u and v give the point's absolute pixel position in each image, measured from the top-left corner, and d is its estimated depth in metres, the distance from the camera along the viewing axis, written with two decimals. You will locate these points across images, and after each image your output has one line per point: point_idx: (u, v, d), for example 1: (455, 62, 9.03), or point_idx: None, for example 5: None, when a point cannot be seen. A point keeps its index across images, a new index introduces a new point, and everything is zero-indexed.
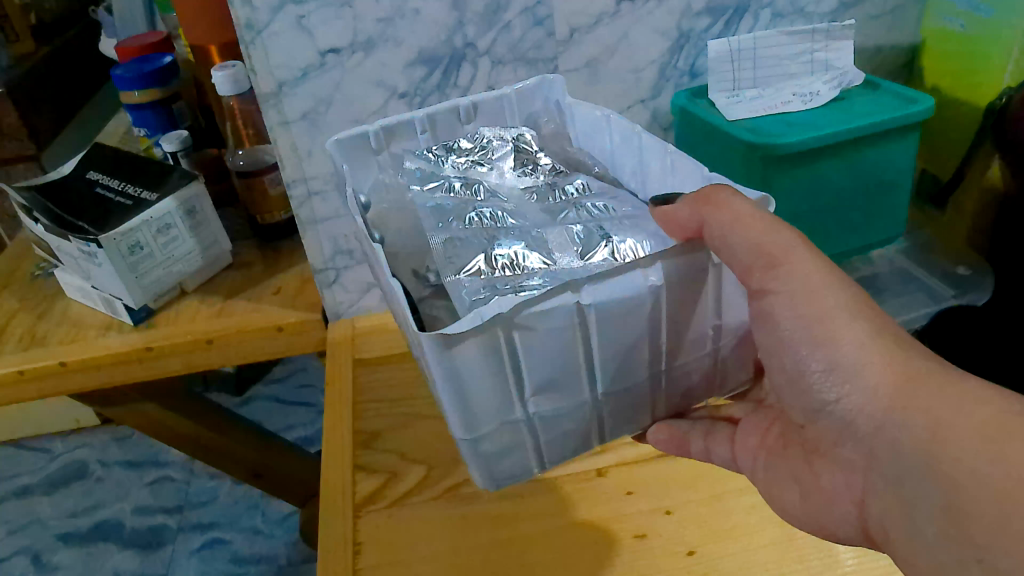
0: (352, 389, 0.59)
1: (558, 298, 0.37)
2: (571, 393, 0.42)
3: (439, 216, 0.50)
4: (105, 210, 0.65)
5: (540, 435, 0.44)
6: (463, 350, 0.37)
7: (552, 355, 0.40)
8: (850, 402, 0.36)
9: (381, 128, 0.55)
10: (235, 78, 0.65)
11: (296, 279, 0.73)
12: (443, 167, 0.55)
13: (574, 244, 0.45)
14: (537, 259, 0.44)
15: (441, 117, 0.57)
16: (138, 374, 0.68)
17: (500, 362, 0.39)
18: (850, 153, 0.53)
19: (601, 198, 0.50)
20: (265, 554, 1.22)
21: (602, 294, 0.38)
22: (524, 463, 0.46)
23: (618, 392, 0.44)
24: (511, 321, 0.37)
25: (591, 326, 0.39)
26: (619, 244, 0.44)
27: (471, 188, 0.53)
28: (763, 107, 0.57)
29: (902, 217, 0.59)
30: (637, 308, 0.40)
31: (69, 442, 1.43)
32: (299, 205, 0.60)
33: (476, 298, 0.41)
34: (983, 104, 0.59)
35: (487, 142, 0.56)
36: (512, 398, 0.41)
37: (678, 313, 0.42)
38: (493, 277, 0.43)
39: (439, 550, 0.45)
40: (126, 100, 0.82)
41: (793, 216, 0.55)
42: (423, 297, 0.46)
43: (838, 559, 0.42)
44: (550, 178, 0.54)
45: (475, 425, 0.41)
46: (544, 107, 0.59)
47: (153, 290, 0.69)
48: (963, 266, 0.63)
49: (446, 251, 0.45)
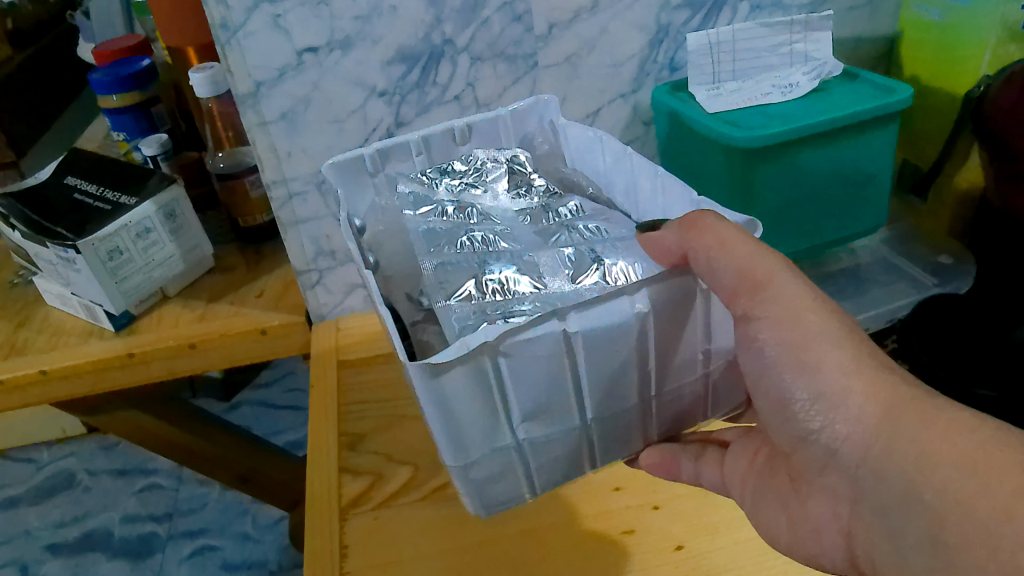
0: (337, 390, 0.59)
1: (544, 325, 0.37)
2: (561, 417, 0.42)
3: (431, 240, 0.49)
4: (84, 216, 0.65)
5: (530, 462, 0.43)
6: (453, 376, 0.36)
7: (542, 381, 0.39)
8: (832, 431, 0.35)
9: (377, 151, 0.54)
10: (214, 79, 0.65)
11: (280, 282, 0.72)
12: (437, 189, 0.54)
13: (565, 267, 0.45)
14: (527, 283, 0.44)
15: (436, 139, 0.56)
16: (121, 381, 0.67)
17: (485, 385, 0.38)
18: (830, 143, 0.53)
19: (595, 219, 0.50)
20: (257, 558, 1.21)
21: (589, 322, 0.38)
22: (513, 486, 0.44)
23: (607, 417, 0.43)
24: (499, 349, 0.37)
25: (578, 354, 0.39)
26: (610, 266, 0.44)
27: (465, 211, 0.52)
28: (743, 98, 0.56)
29: (883, 210, 0.58)
30: (625, 335, 0.40)
31: (55, 452, 1.41)
32: (279, 207, 0.59)
33: (465, 324, 0.41)
34: (961, 92, 0.59)
35: (481, 163, 0.56)
36: (499, 422, 0.40)
37: (666, 337, 0.41)
38: (484, 302, 0.43)
39: (427, 552, 0.45)
40: (104, 105, 0.82)
41: (769, 211, 0.55)
42: (415, 322, 0.46)
43: None
44: (543, 201, 0.54)
45: (465, 449, 0.40)
46: (539, 128, 0.59)
47: (134, 295, 0.68)
48: (946, 255, 0.62)
49: (437, 278, 0.45)
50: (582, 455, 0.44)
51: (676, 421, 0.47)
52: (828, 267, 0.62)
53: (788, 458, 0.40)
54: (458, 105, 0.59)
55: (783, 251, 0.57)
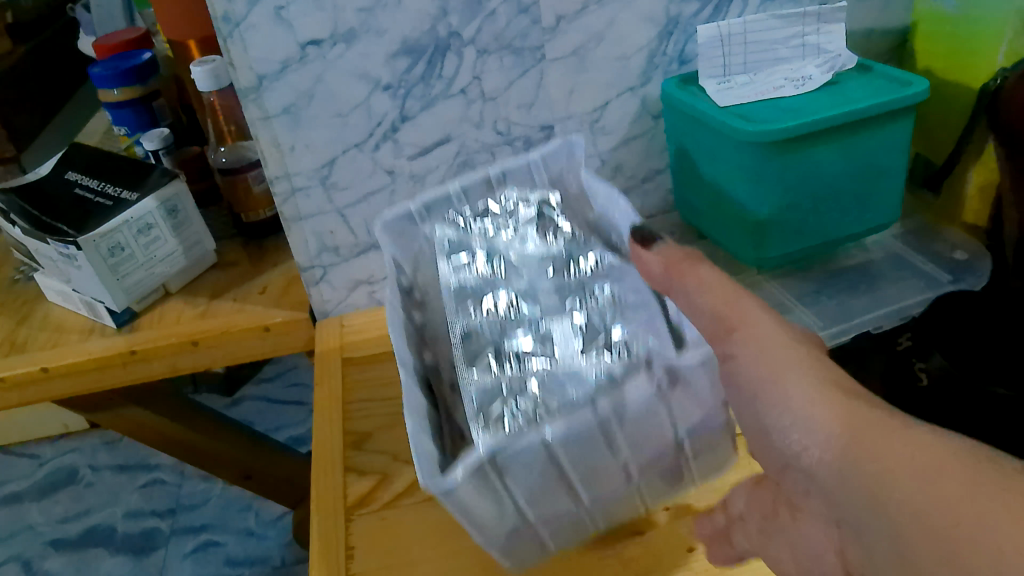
0: (341, 388, 0.58)
1: (523, 441, 0.36)
2: (597, 480, 0.40)
3: (459, 297, 0.50)
4: (85, 212, 0.64)
5: (571, 518, 0.41)
6: (467, 488, 0.36)
7: (550, 463, 0.38)
8: (810, 457, 0.31)
9: (423, 206, 0.55)
10: (216, 73, 0.64)
11: (283, 278, 0.71)
12: (472, 233, 0.54)
13: (575, 340, 0.46)
14: (544, 359, 0.44)
15: (474, 185, 0.56)
16: (123, 379, 0.67)
17: (489, 487, 0.37)
18: (844, 137, 0.52)
19: (611, 281, 0.50)
20: (260, 554, 1.21)
21: (561, 426, 0.37)
22: (530, 550, 0.41)
23: (646, 469, 0.41)
24: (492, 471, 0.37)
25: (563, 452, 0.38)
26: (619, 346, 0.44)
27: (494, 263, 0.52)
28: (755, 91, 0.55)
29: (897, 206, 0.57)
30: (615, 409, 0.38)
31: (58, 447, 1.41)
32: (282, 202, 0.58)
33: (483, 403, 0.42)
34: (977, 85, 0.58)
35: (514, 206, 0.55)
36: (521, 505, 0.39)
37: (676, 397, 0.40)
38: (503, 376, 0.44)
39: (434, 554, 0.44)
40: (106, 99, 0.81)
41: (781, 206, 0.54)
42: (446, 375, 0.48)
43: None
44: (568, 248, 0.53)
45: (497, 528, 0.39)
46: (567, 167, 0.57)
47: (136, 292, 0.67)
48: (960, 251, 0.61)
49: (466, 348, 0.47)
50: (585, 520, 0.42)
51: (711, 463, 0.44)
52: (839, 263, 0.61)
53: (784, 493, 0.36)
54: (464, 99, 0.57)
55: (794, 246, 0.56)
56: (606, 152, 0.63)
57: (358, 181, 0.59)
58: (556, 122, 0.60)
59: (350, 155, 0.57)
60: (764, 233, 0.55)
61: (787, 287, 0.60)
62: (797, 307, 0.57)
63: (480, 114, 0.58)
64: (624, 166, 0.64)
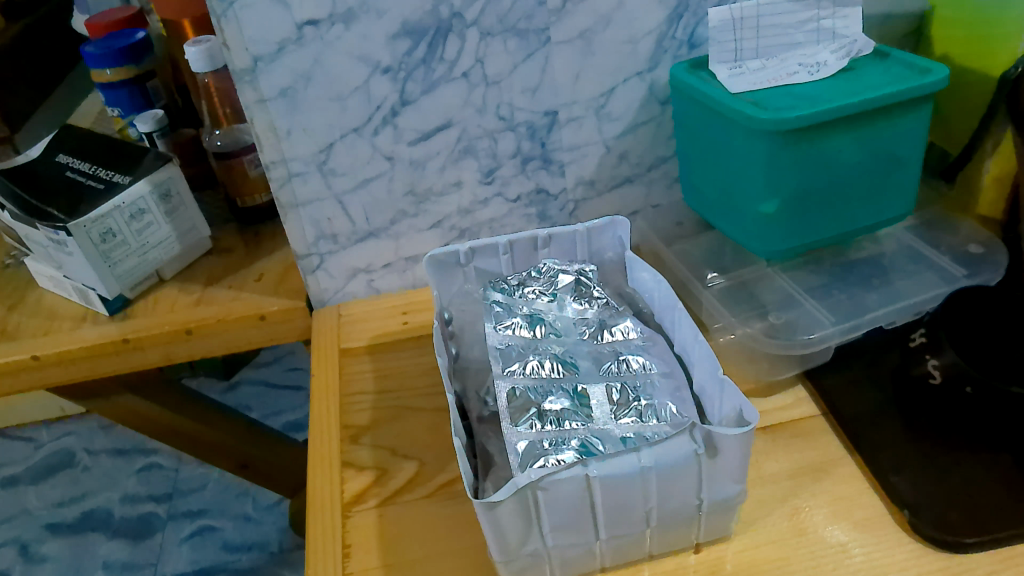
0: (339, 379, 0.57)
1: (568, 472, 0.36)
2: (617, 523, 0.39)
3: (501, 355, 0.46)
4: (75, 196, 0.62)
5: (579, 549, 0.40)
6: (506, 508, 0.36)
7: (582, 505, 0.38)
8: None
9: (471, 248, 0.53)
10: (211, 53, 0.62)
11: (279, 266, 0.70)
12: (518, 300, 0.51)
13: (609, 402, 0.43)
14: (580, 415, 0.42)
15: (521, 245, 0.54)
16: (116, 368, 0.65)
17: (526, 510, 0.37)
18: (860, 125, 0.50)
19: (642, 350, 0.47)
20: (257, 540, 1.20)
21: (611, 467, 0.37)
22: (539, 570, 0.40)
23: (664, 525, 0.40)
24: (532, 492, 0.36)
25: (604, 496, 0.37)
26: (652, 407, 0.42)
27: (537, 326, 0.49)
28: (768, 77, 0.53)
29: (912, 197, 0.55)
30: (672, 472, 0.38)
31: (54, 431, 1.39)
32: (279, 187, 0.56)
33: (527, 453, 0.39)
34: (997, 73, 0.56)
35: (552, 273, 0.53)
36: (543, 530, 0.38)
37: (720, 465, 0.38)
38: (545, 432, 0.41)
39: (432, 554, 0.44)
40: (99, 80, 0.79)
41: (794, 197, 0.52)
42: (481, 419, 0.46)
43: (846, 555, 0.41)
44: (600, 315, 0.50)
45: (515, 550, 0.38)
46: (613, 254, 0.55)
47: (129, 279, 0.66)
48: (975, 243, 0.58)
49: (511, 405, 0.43)
50: (599, 548, 0.40)
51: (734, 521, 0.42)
52: (850, 254, 0.60)
53: None
54: (466, 83, 0.55)
55: (807, 238, 0.55)
56: (611, 140, 0.60)
57: (357, 167, 0.57)
58: (560, 107, 0.58)
59: (349, 140, 0.55)
60: (776, 224, 0.53)
61: (795, 279, 0.58)
62: (807, 301, 0.56)
63: (483, 98, 0.56)
64: (629, 154, 0.62)
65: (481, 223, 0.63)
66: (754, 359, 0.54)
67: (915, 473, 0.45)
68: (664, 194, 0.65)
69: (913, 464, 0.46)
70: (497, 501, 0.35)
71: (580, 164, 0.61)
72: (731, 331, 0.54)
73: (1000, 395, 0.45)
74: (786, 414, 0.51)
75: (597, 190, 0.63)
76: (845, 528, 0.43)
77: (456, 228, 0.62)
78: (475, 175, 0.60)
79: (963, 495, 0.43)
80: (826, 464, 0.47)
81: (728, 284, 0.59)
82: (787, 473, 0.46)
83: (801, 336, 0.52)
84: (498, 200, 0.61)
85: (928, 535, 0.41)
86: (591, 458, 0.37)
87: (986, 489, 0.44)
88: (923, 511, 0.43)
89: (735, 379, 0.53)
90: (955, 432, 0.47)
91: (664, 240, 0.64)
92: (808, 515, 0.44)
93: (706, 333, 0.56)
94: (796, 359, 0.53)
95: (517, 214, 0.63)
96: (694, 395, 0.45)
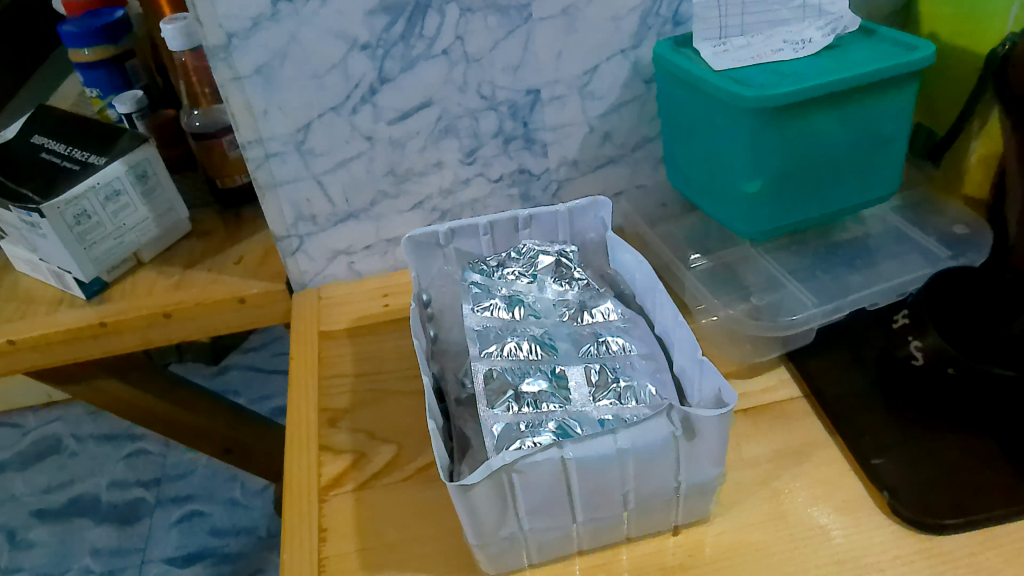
0: (318, 363, 0.56)
1: (543, 455, 0.36)
2: (594, 507, 0.39)
3: (480, 337, 0.46)
4: (50, 177, 0.61)
5: (556, 534, 0.40)
6: (480, 491, 0.35)
7: (557, 489, 0.37)
8: None
9: (450, 230, 0.52)
10: (188, 31, 0.61)
11: (260, 248, 0.68)
12: (497, 281, 0.51)
13: (588, 384, 0.42)
14: (558, 397, 0.42)
15: (501, 226, 0.53)
16: (95, 352, 0.65)
17: (501, 493, 0.36)
18: (845, 103, 0.49)
19: (623, 332, 0.46)
20: (246, 525, 1.19)
21: (587, 450, 0.36)
22: (515, 554, 0.40)
23: (643, 508, 0.40)
24: (508, 475, 0.36)
25: (580, 479, 0.37)
26: (631, 389, 0.41)
27: (516, 307, 0.48)
28: (752, 54, 0.52)
29: (897, 177, 0.55)
30: (651, 455, 0.37)
31: (41, 417, 1.38)
32: (256, 168, 0.55)
33: (503, 438, 0.39)
34: (985, 51, 0.56)
35: (532, 254, 0.52)
36: (516, 515, 0.38)
37: (700, 448, 0.38)
38: (522, 414, 0.40)
39: (409, 538, 0.43)
40: (77, 60, 0.77)
41: (777, 176, 0.51)
42: (459, 402, 0.45)
43: (827, 537, 0.41)
44: (581, 297, 0.49)
45: (488, 533, 0.38)
46: (595, 235, 0.54)
47: (106, 262, 0.65)
48: (960, 225, 0.57)
49: (488, 387, 0.42)
50: (576, 531, 0.40)
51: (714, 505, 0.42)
52: (835, 236, 0.59)
53: None
54: (446, 60, 0.54)
55: (791, 218, 0.54)
56: (594, 119, 0.59)
57: (335, 147, 0.56)
58: (543, 86, 0.57)
59: (327, 119, 0.54)
60: (759, 205, 0.53)
61: (779, 261, 0.58)
62: (790, 283, 0.55)
63: (463, 76, 0.55)
64: (613, 133, 0.61)
65: (463, 204, 0.62)
66: (737, 342, 0.53)
67: (896, 456, 0.45)
68: (649, 174, 0.64)
69: (894, 446, 0.45)
70: (470, 485, 0.35)
71: (564, 144, 0.60)
72: (713, 313, 0.54)
73: (983, 376, 0.45)
74: (768, 397, 0.50)
75: (580, 170, 0.62)
76: (826, 510, 0.43)
77: (438, 209, 0.61)
78: (456, 155, 0.59)
79: (942, 477, 0.43)
80: (808, 447, 0.46)
81: (711, 265, 0.58)
82: (769, 456, 0.46)
83: (784, 317, 0.51)
84: (480, 180, 0.61)
85: (905, 516, 0.41)
86: (567, 441, 0.36)
87: (966, 471, 0.43)
88: (902, 492, 0.42)
89: (717, 361, 0.53)
90: (937, 413, 0.47)
91: (649, 222, 0.63)
92: (789, 497, 0.43)
93: (689, 315, 0.56)
94: (779, 341, 0.52)
95: (500, 194, 0.62)
96: (675, 377, 0.44)
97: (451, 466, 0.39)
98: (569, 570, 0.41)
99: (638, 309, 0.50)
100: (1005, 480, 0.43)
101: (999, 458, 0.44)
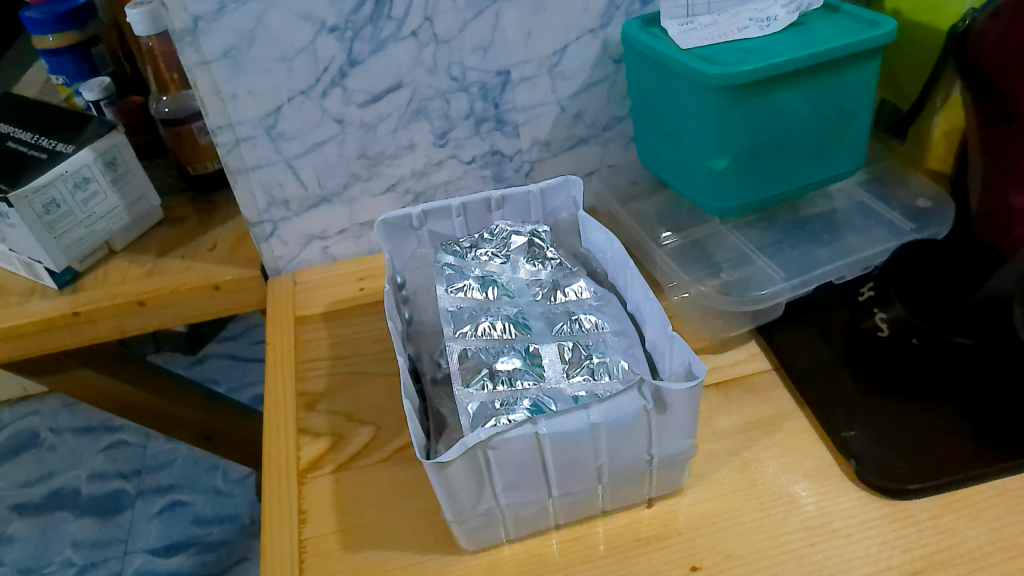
0: (295, 348, 0.56)
1: (519, 430, 0.36)
2: (568, 481, 0.39)
3: (453, 319, 0.46)
4: (17, 166, 0.60)
5: (532, 509, 0.40)
6: (457, 467, 0.36)
7: (531, 465, 0.38)
8: None
9: (425, 212, 0.52)
10: (153, 15, 0.60)
11: (232, 235, 0.68)
12: (470, 262, 0.51)
13: (561, 360, 0.43)
14: (531, 375, 0.42)
15: (474, 207, 0.53)
16: (68, 342, 0.64)
17: (478, 469, 0.37)
18: (809, 80, 0.50)
19: (595, 309, 0.47)
20: (228, 513, 1.19)
21: (561, 426, 0.37)
22: (493, 529, 0.41)
23: (616, 480, 0.41)
24: (484, 452, 0.36)
25: (553, 454, 0.38)
26: (601, 363, 0.42)
27: (489, 288, 0.49)
28: (720, 32, 0.52)
29: (860, 151, 0.56)
30: (624, 429, 0.38)
31: (17, 411, 1.37)
32: (227, 153, 0.55)
33: (479, 417, 0.39)
34: (945, 26, 0.56)
35: (505, 234, 0.52)
36: (492, 491, 0.38)
37: (671, 421, 0.38)
38: (497, 393, 0.41)
39: (387, 517, 0.44)
40: (41, 46, 0.76)
41: (743, 153, 0.52)
42: (434, 382, 0.45)
43: (797, 504, 0.42)
44: (553, 276, 0.50)
45: (466, 509, 0.38)
46: (568, 215, 0.55)
47: (76, 251, 0.64)
48: (924, 198, 0.59)
49: (463, 366, 0.43)
50: (552, 505, 0.41)
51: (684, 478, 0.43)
52: (802, 211, 0.60)
53: None
54: (416, 42, 0.54)
55: (757, 195, 0.55)
56: (565, 99, 0.60)
57: (305, 131, 0.55)
58: (513, 67, 0.57)
59: (297, 103, 0.54)
60: (726, 181, 0.53)
61: (749, 237, 0.58)
62: (760, 258, 0.56)
63: (433, 57, 0.55)
64: (584, 113, 0.61)
65: (435, 186, 0.62)
66: (708, 317, 0.54)
67: (864, 426, 0.46)
68: (619, 153, 0.65)
69: (860, 415, 0.47)
70: (446, 462, 0.35)
71: (535, 125, 0.60)
72: (684, 290, 0.55)
73: (947, 346, 0.47)
74: (738, 370, 0.51)
75: (552, 151, 0.62)
76: (795, 479, 0.44)
77: (411, 192, 0.61)
78: (428, 137, 0.59)
79: (909, 444, 0.44)
80: (777, 418, 0.47)
81: (681, 243, 0.59)
82: (739, 427, 0.47)
83: (753, 292, 0.52)
84: (453, 162, 0.61)
85: (872, 482, 0.42)
86: (541, 416, 0.37)
87: (932, 438, 0.45)
88: (868, 460, 0.44)
89: (688, 337, 0.54)
90: (903, 381, 0.49)
91: (621, 201, 0.64)
92: (759, 467, 0.44)
93: (661, 292, 0.57)
94: (748, 315, 0.53)
95: (472, 176, 0.62)
96: (647, 352, 0.45)
97: (427, 444, 0.40)
98: (547, 544, 0.42)
99: (610, 285, 0.51)
100: (968, 446, 0.44)
101: (962, 424, 0.45)
